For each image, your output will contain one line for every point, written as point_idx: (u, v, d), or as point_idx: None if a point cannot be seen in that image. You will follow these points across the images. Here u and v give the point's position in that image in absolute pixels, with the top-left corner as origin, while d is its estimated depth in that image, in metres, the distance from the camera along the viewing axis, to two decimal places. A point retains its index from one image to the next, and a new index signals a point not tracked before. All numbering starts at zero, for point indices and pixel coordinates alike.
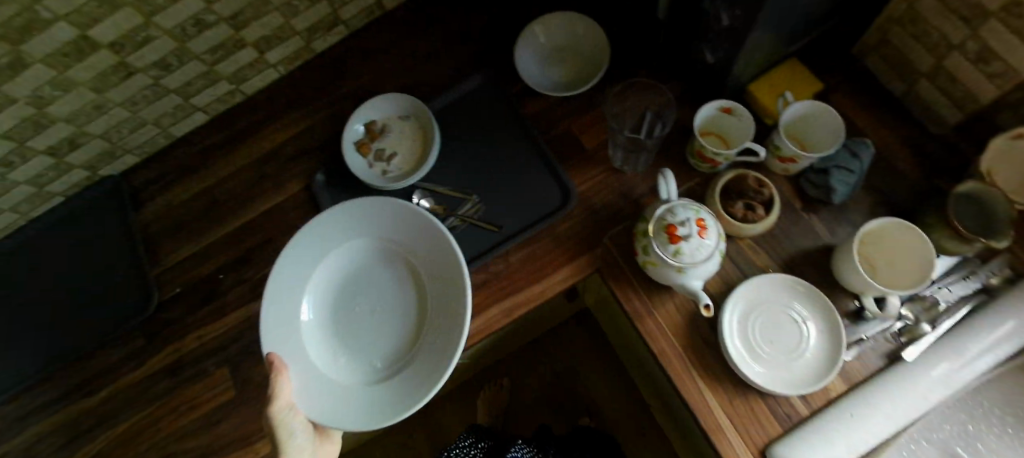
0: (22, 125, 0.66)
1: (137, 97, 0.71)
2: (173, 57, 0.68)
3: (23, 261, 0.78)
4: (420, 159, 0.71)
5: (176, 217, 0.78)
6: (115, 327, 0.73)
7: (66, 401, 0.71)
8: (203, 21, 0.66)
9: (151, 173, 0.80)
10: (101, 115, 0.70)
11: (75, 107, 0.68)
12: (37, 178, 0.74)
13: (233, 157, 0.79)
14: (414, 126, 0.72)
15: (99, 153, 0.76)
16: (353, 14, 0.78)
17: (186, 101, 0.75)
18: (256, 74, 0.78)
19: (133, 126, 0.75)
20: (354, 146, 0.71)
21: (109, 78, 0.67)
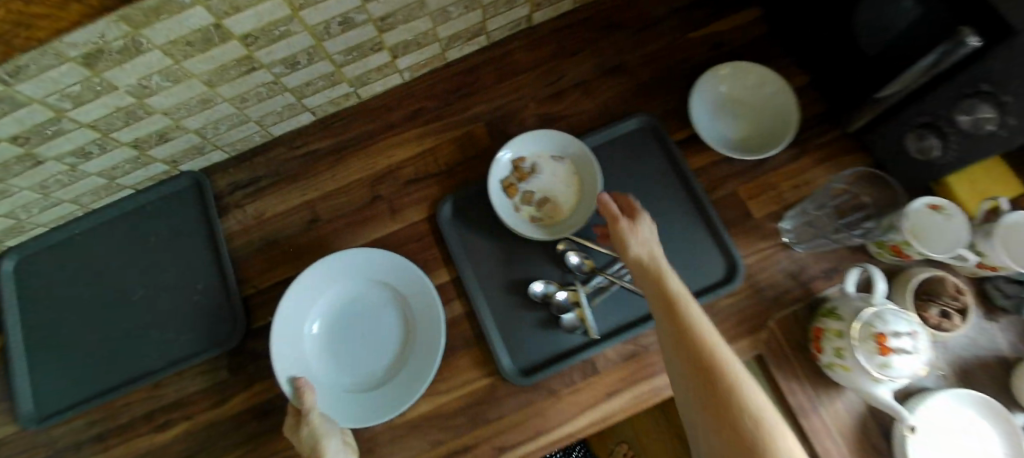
0: (114, 116, 0.54)
1: (249, 94, 0.59)
2: (304, 55, 0.57)
3: (87, 259, 0.68)
4: (571, 209, 0.64)
5: (269, 230, 0.67)
6: (196, 353, 0.64)
7: (137, 431, 0.63)
8: (351, 20, 0.55)
9: (241, 175, 0.69)
10: (205, 110, 0.59)
11: (180, 99, 0.56)
12: (111, 171, 0.62)
13: (341, 170, 0.68)
14: (569, 169, 0.65)
15: (186, 148, 0.64)
16: (500, 25, 0.68)
17: (299, 101, 0.64)
18: (380, 78, 0.67)
19: (235, 123, 0.63)
20: (501, 185, 0.63)
21: (228, 72, 0.55)
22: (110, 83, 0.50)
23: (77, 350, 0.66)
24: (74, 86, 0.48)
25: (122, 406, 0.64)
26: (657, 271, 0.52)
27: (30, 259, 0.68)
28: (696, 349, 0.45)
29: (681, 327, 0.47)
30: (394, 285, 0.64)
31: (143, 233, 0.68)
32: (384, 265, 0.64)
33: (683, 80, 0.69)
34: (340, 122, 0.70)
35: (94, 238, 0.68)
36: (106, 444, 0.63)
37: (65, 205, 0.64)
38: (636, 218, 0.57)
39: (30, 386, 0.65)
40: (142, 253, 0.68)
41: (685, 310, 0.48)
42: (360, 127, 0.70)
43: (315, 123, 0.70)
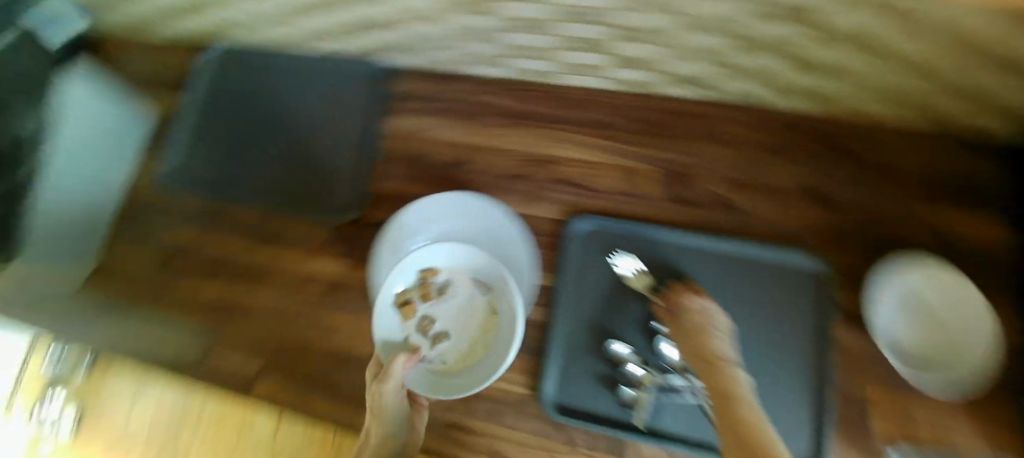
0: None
1: (471, 30, 0.62)
2: (527, 23, 0.58)
3: (279, 86, 0.78)
4: (463, 355, 0.62)
5: (425, 148, 0.73)
6: (313, 206, 0.73)
7: (244, 237, 0.74)
8: (589, 16, 0.55)
9: (425, 88, 0.75)
10: (427, 23, 0.62)
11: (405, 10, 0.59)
12: (330, 31, 0.69)
13: (505, 133, 0.72)
14: (486, 304, 0.63)
15: (397, 44, 0.70)
16: (721, 89, 0.66)
17: (505, 56, 0.67)
18: (585, 75, 0.69)
19: (443, 45, 0.67)
20: (395, 305, 0.62)
21: (459, 8, 0.57)
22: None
23: (240, 151, 0.77)
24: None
25: (244, 211, 0.75)
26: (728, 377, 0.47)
27: (227, 58, 0.78)
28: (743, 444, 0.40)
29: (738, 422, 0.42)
30: (499, 255, 0.66)
31: (315, 89, 0.77)
32: (506, 234, 0.67)
33: (866, 242, 0.63)
34: (530, 92, 0.73)
35: (278, 71, 0.78)
36: (210, 232, 0.75)
37: (276, 39, 0.72)
38: (708, 312, 0.55)
39: (182, 151, 0.79)
40: (305, 103, 0.77)
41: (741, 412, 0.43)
42: (543, 107, 0.72)
43: (511, 82, 0.73)
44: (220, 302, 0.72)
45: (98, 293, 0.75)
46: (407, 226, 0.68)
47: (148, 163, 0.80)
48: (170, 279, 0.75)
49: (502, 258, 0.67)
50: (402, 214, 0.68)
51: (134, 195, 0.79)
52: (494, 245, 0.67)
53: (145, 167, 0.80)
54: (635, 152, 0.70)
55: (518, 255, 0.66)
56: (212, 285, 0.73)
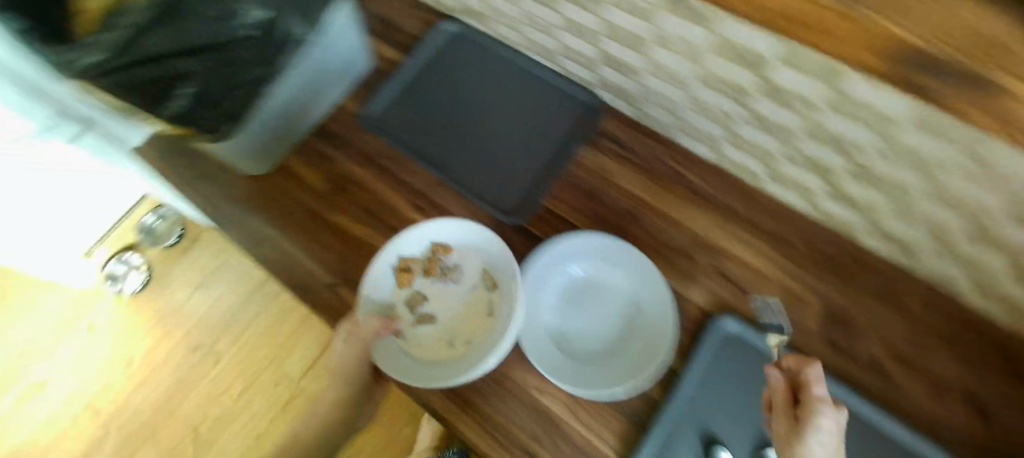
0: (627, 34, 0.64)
1: (704, 104, 0.66)
2: (768, 120, 0.61)
3: (495, 79, 0.82)
4: (440, 346, 0.67)
5: (600, 187, 0.75)
6: (483, 195, 0.76)
7: (406, 193, 0.78)
8: (836, 138, 0.56)
9: (625, 136, 0.77)
10: (670, 83, 0.67)
11: (665, 63, 0.64)
12: (571, 52, 0.74)
13: (685, 208, 0.73)
14: (485, 301, 0.68)
15: (623, 88, 0.74)
16: (915, 258, 0.64)
17: (718, 139, 0.70)
18: (783, 188, 0.70)
19: (667, 106, 0.71)
20: (393, 265, 0.69)
21: (715, 81, 0.61)
22: (660, 14, 0.58)
23: (436, 121, 0.81)
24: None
25: (416, 170, 0.79)
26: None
27: (462, 38, 0.85)
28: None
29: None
30: (639, 319, 0.66)
31: (530, 96, 0.80)
32: (653, 304, 0.66)
33: None
34: (719, 180, 0.74)
35: (503, 68, 0.82)
36: (382, 179, 0.79)
37: (522, 38, 0.79)
38: (827, 427, 0.46)
39: (389, 100, 0.84)
40: (516, 104, 0.80)
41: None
42: (729, 199, 0.73)
43: (705, 163, 0.75)
44: (368, 243, 0.76)
45: (266, 191, 0.82)
46: (570, 248, 0.69)
47: (355, 97, 0.85)
48: (332, 203, 0.79)
49: (640, 324, 0.66)
50: (570, 237, 0.69)
51: (331, 119, 0.85)
52: (638, 307, 0.67)
53: (350, 101, 0.85)
54: (800, 278, 0.69)
55: (656, 329, 0.65)
56: (365, 225, 0.77)
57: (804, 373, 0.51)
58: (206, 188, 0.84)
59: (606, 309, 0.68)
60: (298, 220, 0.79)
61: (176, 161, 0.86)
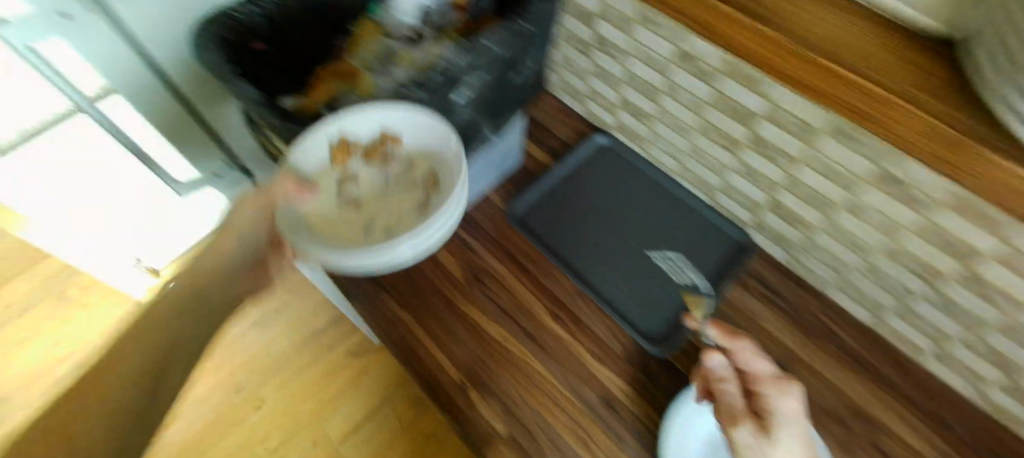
0: (813, 194, 0.64)
1: (880, 271, 0.65)
2: (956, 303, 0.60)
3: (646, 198, 0.82)
4: (352, 221, 0.61)
5: (749, 328, 0.73)
6: (629, 319, 0.73)
7: (547, 301, 0.76)
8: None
9: (775, 283, 0.76)
10: (845, 247, 0.66)
11: (849, 227, 0.64)
12: (734, 192, 0.74)
13: (839, 370, 0.71)
14: (422, 168, 0.61)
15: (784, 235, 0.73)
16: None
17: (883, 304, 0.69)
18: (948, 366, 0.67)
19: (832, 262, 0.70)
20: (336, 134, 0.58)
21: (904, 257, 0.60)
22: (866, 190, 0.58)
23: (583, 229, 0.80)
24: (861, 175, 0.57)
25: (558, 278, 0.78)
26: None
27: (610, 153, 0.86)
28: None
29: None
30: None
31: (681, 224, 0.79)
32: None
33: None
34: (872, 342, 0.73)
35: (652, 191, 0.82)
36: (522, 283, 0.78)
37: (678, 165, 0.80)
38: (755, 374, 0.56)
39: (533, 203, 0.83)
40: (667, 229, 0.79)
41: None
42: (882, 365, 0.71)
43: (857, 321, 0.74)
44: (505, 348, 0.73)
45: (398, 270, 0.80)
46: None
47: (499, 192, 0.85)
48: (470, 299, 0.77)
49: None
50: None
51: (472, 210, 0.85)
52: None
53: (493, 194, 0.85)
54: None
55: None
56: (502, 327, 0.75)
57: (739, 358, 0.57)
58: None
59: None
60: (435, 313, 0.76)
61: None
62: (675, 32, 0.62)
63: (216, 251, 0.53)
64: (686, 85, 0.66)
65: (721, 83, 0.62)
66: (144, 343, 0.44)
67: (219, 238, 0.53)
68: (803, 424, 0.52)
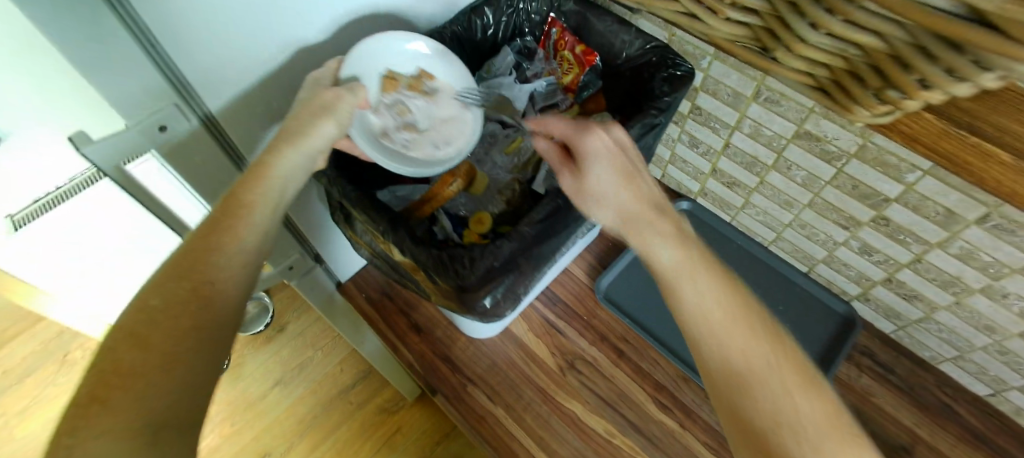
0: (943, 275, 0.60)
1: (1012, 354, 0.61)
2: None
3: (741, 270, 0.79)
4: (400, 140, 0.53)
5: (863, 407, 0.70)
6: None
7: (649, 388, 0.70)
8: None
9: (884, 356, 0.73)
10: (969, 326, 0.63)
11: (979, 308, 0.60)
12: (840, 265, 0.71)
13: (965, 451, 0.66)
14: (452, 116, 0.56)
15: (895, 310, 0.70)
16: None
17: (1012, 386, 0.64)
18: None
19: (951, 339, 0.66)
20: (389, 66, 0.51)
21: None
22: (1013, 278, 0.54)
23: None
24: (1009, 263, 0.53)
25: (655, 359, 0.72)
26: (778, 345, 0.33)
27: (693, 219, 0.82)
28: (804, 440, 0.30)
29: (740, 374, 0.32)
30: None
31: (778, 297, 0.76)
32: None
33: None
34: (996, 422, 0.68)
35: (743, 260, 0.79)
36: (621, 368, 0.71)
37: (774, 234, 0.76)
38: (597, 153, 0.42)
39: (621, 274, 0.77)
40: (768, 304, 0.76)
41: (815, 433, 0.30)
42: (1009, 445, 0.66)
43: (976, 398, 0.70)
44: (611, 444, 0.67)
45: (482, 358, 0.72)
46: None
47: (581, 264, 0.78)
48: (566, 390, 0.70)
49: None
50: None
51: (553, 283, 0.78)
52: None
53: (574, 265, 0.79)
54: None
55: None
56: (606, 420, 0.68)
57: (554, 131, 0.44)
58: (413, 343, 0.73)
59: None
60: (531, 406, 0.69)
61: (380, 307, 0.76)
62: (798, 113, 0.58)
63: (268, 175, 0.40)
64: (801, 163, 0.63)
65: (849, 166, 0.58)
66: (162, 319, 0.32)
67: (268, 163, 0.41)
68: (624, 152, 0.43)
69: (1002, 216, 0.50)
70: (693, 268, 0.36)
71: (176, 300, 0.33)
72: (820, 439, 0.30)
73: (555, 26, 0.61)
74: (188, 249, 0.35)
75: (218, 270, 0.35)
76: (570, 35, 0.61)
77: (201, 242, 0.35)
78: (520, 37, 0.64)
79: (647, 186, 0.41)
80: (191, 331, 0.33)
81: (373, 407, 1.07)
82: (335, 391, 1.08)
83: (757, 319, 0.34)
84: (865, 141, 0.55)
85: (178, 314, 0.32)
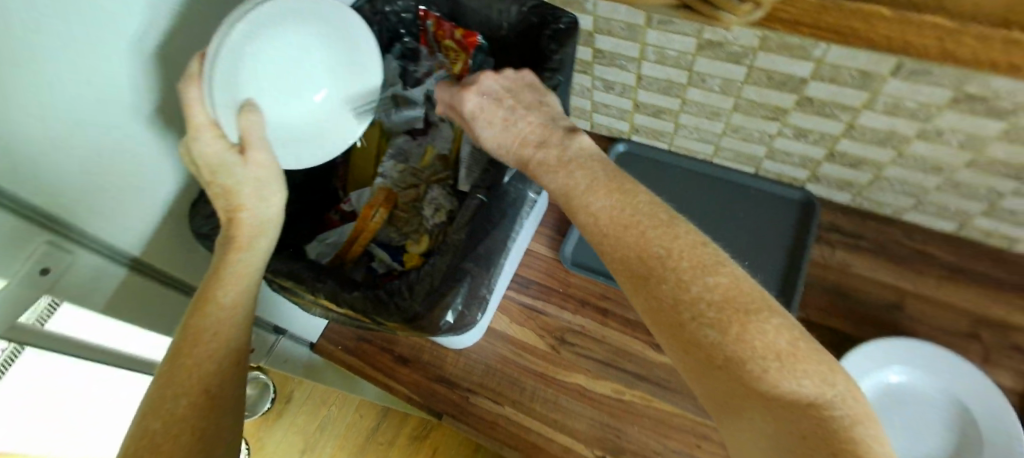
0: (879, 134, 0.61)
1: (962, 185, 0.63)
2: None
3: (698, 189, 0.77)
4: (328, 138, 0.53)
5: (846, 279, 0.70)
6: None
7: (642, 335, 0.68)
8: None
9: (850, 226, 0.73)
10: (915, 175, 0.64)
11: (923, 154, 0.61)
12: (782, 155, 0.71)
13: (950, 287, 0.67)
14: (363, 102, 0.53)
15: (846, 180, 0.70)
16: None
17: (971, 214, 0.66)
18: None
19: (905, 191, 0.68)
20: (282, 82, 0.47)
21: (989, 165, 0.58)
22: (940, 115, 0.55)
23: None
24: (932, 103, 0.54)
25: None
26: (670, 242, 0.32)
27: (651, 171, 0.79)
28: (703, 316, 0.29)
29: (643, 276, 0.32)
30: (964, 407, 0.57)
31: (734, 204, 0.75)
32: (968, 383, 0.57)
33: None
34: (966, 248, 0.70)
35: (701, 182, 0.78)
36: (610, 326, 0.69)
37: (712, 147, 0.75)
38: (472, 114, 0.43)
39: (581, 239, 0.74)
40: (730, 213, 0.75)
41: (712, 307, 0.29)
42: (985, 268, 0.68)
43: (942, 234, 0.71)
44: (623, 402, 0.65)
45: (475, 367, 0.69)
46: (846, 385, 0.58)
47: (539, 238, 0.75)
48: (564, 366, 0.67)
49: (967, 410, 0.57)
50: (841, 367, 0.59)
51: (519, 268, 0.74)
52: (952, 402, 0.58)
53: (533, 242, 0.76)
54: None
55: (987, 406, 0.56)
56: (612, 380, 0.66)
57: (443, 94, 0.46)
58: (403, 375, 0.70)
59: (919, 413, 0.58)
60: (536, 394, 0.66)
61: (360, 352, 0.73)
62: (692, 26, 0.57)
63: (247, 270, 0.41)
64: (715, 72, 0.62)
65: (758, 59, 0.57)
66: (169, 437, 0.31)
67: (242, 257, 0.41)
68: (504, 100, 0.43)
69: (913, 61, 0.50)
70: (578, 195, 0.36)
71: (173, 417, 0.32)
72: (718, 312, 0.29)
73: (429, 18, 0.59)
74: (180, 360, 0.35)
75: (214, 377, 0.35)
76: (448, 22, 0.59)
77: (192, 345, 0.35)
78: (399, 39, 0.62)
79: (532, 129, 0.41)
80: (197, 445, 0.32)
81: (405, 438, 1.00)
82: (362, 436, 1.04)
83: (652, 229, 0.32)
84: (764, 33, 0.54)
85: (180, 432, 0.32)
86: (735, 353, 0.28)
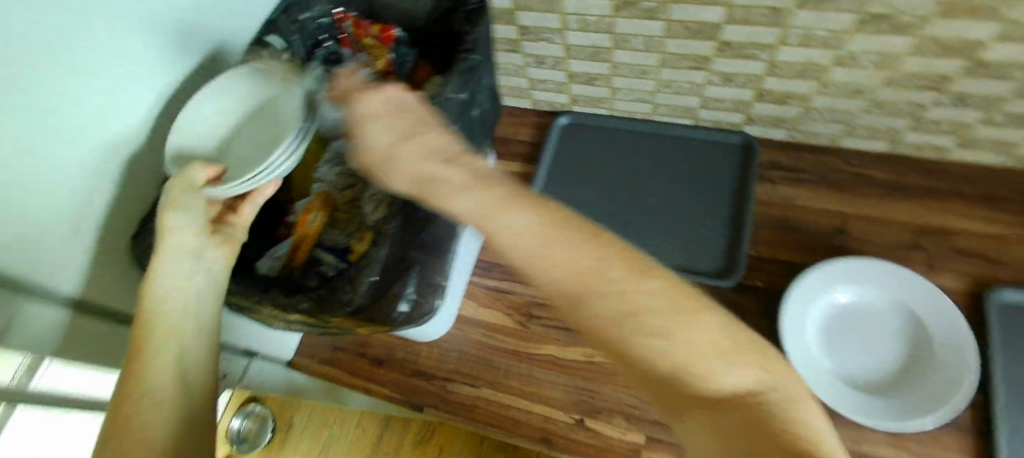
0: (797, 66, 0.62)
1: (883, 104, 0.65)
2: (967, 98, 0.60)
3: (640, 147, 0.79)
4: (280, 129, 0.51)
5: (793, 212, 0.72)
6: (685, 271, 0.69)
7: None
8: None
9: (790, 162, 0.76)
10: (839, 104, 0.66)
11: (844, 80, 0.63)
12: (715, 103, 0.72)
13: (889, 204, 0.70)
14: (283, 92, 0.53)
15: (779, 117, 0.72)
16: None
17: (897, 133, 0.69)
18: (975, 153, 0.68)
19: (833, 120, 0.70)
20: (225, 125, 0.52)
21: (903, 82, 0.61)
22: (850, 37, 0.57)
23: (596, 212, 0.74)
24: (837, 27, 0.56)
25: None
26: (595, 253, 0.26)
27: (591, 136, 0.81)
28: (645, 327, 0.24)
29: (579, 297, 0.26)
30: (910, 314, 0.60)
31: (666, 161, 0.77)
32: (911, 290, 0.60)
33: None
34: (899, 166, 0.72)
35: (638, 140, 0.79)
36: None
37: (649, 105, 0.77)
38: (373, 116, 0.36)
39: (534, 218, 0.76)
40: (673, 166, 0.77)
41: (653, 316, 0.24)
42: (919, 180, 0.71)
43: (875, 156, 0.74)
44: (595, 364, 0.66)
45: (448, 355, 0.70)
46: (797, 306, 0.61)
47: None
48: (535, 339, 0.69)
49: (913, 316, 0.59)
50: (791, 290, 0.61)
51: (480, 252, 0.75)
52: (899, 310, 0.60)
53: None
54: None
55: (931, 309, 0.58)
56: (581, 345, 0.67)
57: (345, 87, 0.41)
58: (381, 376, 0.71)
59: (870, 324, 0.61)
60: (511, 372, 0.68)
61: (337, 361, 0.73)
62: None
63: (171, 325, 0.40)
64: (633, 30, 0.63)
65: (672, 12, 0.59)
66: None
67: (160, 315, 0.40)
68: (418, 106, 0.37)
69: None
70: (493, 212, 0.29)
71: None
72: (661, 319, 0.24)
73: (346, 19, 0.59)
74: (120, 419, 0.33)
75: (164, 425, 0.34)
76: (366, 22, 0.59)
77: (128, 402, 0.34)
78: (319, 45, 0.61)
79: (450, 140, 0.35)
80: None
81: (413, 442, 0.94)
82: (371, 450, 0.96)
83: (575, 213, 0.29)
84: None
85: None
86: (689, 367, 0.24)
